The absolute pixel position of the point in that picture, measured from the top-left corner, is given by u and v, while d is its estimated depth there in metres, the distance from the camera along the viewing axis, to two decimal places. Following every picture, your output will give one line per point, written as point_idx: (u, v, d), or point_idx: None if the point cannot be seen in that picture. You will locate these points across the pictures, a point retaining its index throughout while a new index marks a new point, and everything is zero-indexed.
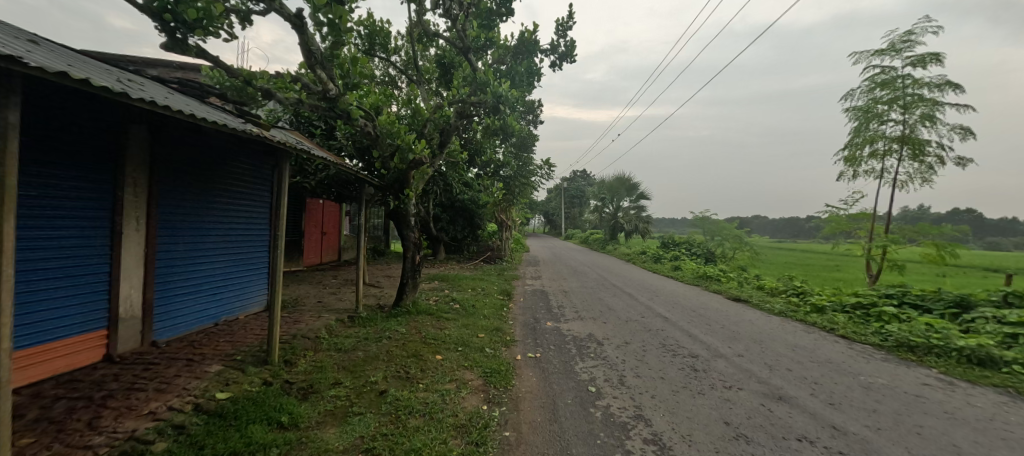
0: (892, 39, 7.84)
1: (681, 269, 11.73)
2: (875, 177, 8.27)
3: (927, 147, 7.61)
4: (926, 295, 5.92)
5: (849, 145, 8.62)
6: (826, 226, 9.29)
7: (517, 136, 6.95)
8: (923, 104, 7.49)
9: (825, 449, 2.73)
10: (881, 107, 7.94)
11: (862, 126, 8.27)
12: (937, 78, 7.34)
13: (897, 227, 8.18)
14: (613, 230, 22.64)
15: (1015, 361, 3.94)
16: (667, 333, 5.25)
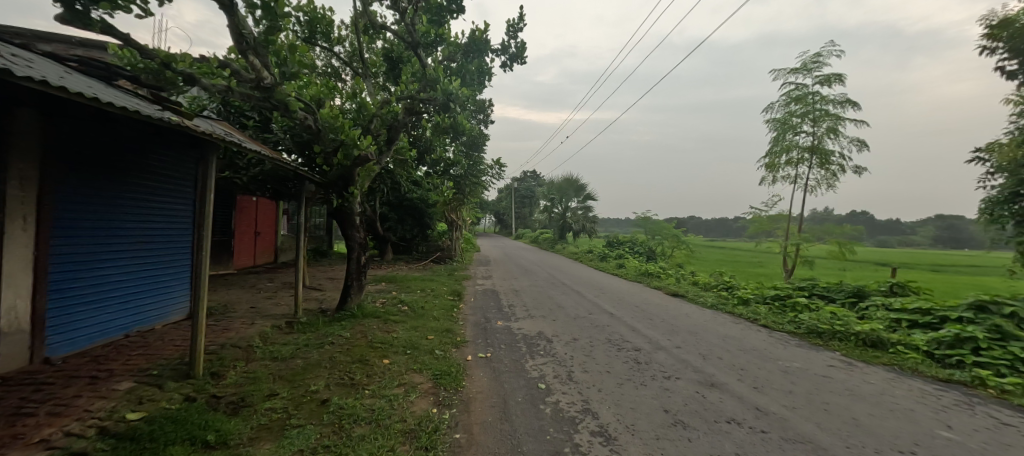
0: (804, 59, 8.80)
1: (626, 267, 12.31)
2: (791, 183, 9.23)
3: (832, 156, 8.64)
4: (830, 287, 6.72)
5: (770, 153, 9.55)
6: (750, 226, 10.20)
7: (468, 135, 6.90)
8: (828, 119, 8.49)
9: (750, 429, 3.00)
10: (796, 120, 8.88)
11: (780, 136, 9.20)
12: (840, 96, 8.35)
13: (808, 227, 9.22)
14: (562, 230, 23.29)
15: (898, 342, 4.59)
16: (612, 328, 5.49)
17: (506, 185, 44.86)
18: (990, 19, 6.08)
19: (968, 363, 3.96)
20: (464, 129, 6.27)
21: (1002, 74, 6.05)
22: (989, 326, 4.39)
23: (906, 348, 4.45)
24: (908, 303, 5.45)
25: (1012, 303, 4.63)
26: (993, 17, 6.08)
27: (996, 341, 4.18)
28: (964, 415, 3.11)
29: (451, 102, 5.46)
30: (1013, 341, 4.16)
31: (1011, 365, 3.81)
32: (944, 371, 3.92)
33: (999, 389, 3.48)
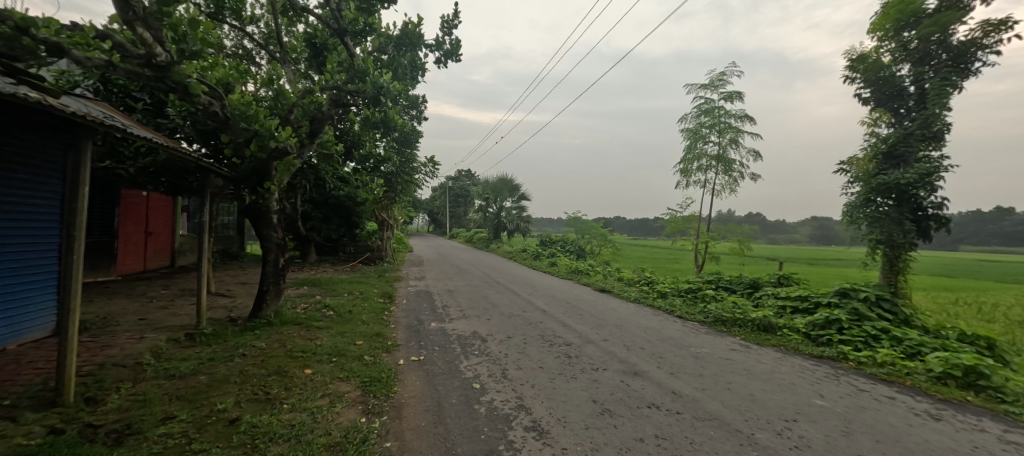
0: (711, 77, 9.84)
1: (558, 265, 12.74)
2: (701, 187, 10.25)
3: (733, 164, 9.76)
4: (732, 279, 7.59)
5: (683, 160, 10.50)
6: (668, 226, 11.06)
7: (400, 130, 6.64)
8: (731, 131, 9.57)
9: (667, 411, 3.26)
10: (705, 130, 9.89)
11: (692, 144, 10.17)
12: (739, 111, 9.46)
13: (715, 226, 10.31)
14: (497, 230, 23.56)
15: (783, 325, 5.32)
16: (545, 325, 5.64)
17: (442, 184, 44.12)
18: (851, 54, 7.33)
19: (835, 341, 4.71)
20: (396, 124, 6.04)
21: (858, 100, 7.32)
22: (849, 309, 5.26)
23: (790, 330, 5.17)
24: (791, 292, 6.34)
25: (865, 290, 5.60)
26: (853, 53, 7.33)
27: (854, 321, 5.03)
28: (832, 385, 3.69)
29: (382, 95, 5.24)
30: (865, 320, 5.04)
31: (864, 340, 4.61)
32: (818, 348, 4.62)
33: (856, 361, 4.19)
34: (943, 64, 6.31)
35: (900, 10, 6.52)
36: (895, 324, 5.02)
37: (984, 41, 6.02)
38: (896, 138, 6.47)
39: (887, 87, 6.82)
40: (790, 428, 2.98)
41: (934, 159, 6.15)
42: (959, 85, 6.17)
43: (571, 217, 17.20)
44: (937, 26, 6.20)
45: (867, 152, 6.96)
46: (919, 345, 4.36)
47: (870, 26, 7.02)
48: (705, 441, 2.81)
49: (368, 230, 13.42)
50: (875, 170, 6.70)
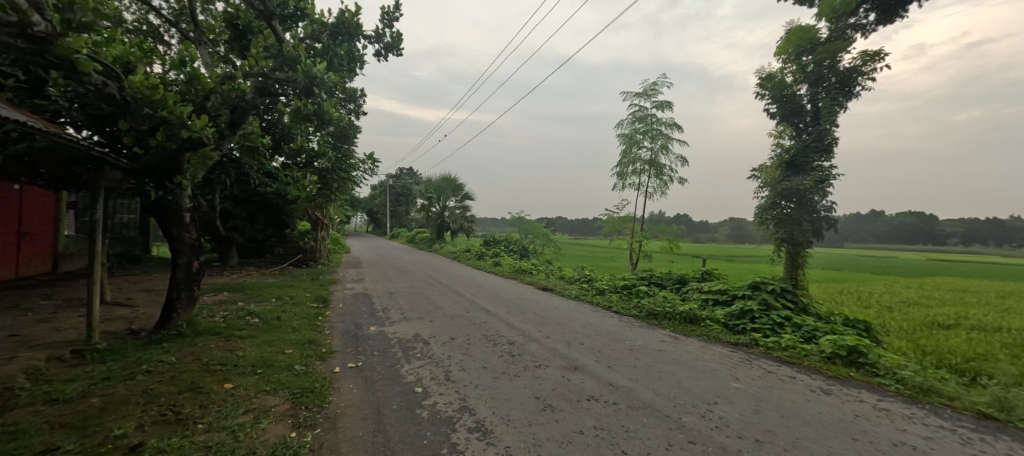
0: (645, 86, 10.49)
1: (502, 265, 12.85)
2: (635, 189, 10.89)
3: (664, 169, 10.50)
4: (662, 276, 8.16)
5: (620, 163, 11.09)
6: (606, 226, 11.60)
7: (336, 125, 6.30)
8: (662, 137, 10.29)
9: (605, 403, 3.41)
10: (639, 136, 10.53)
11: (628, 149, 10.78)
12: (669, 119, 10.20)
13: (648, 226, 11.03)
14: (440, 230, 23.26)
15: (706, 316, 5.81)
16: (489, 325, 5.64)
17: (383, 183, 42.50)
18: (761, 73, 8.22)
19: (748, 329, 5.25)
20: (331, 118, 5.71)
21: (767, 115, 8.23)
22: (759, 300, 5.90)
23: (711, 321, 5.67)
24: (712, 286, 6.95)
25: (772, 282, 6.31)
26: (763, 72, 8.20)
27: (763, 310, 5.65)
28: (745, 368, 4.10)
29: (315, 86, 4.91)
30: (772, 310, 5.67)
31: (771, 327, 5.19)
32: (734, 337, 5.11)
33: (765, 346, 4.70)
34: (832, 87, 7.31)
35: (799, 37, 7.43)
36: (796, 312, 5.71)
37: (864, 69, 7.06)
38: (797, 149, 7.38)
39: (790, 104, 7.73)
40: (711, 410, 3.26)
41: (826, 169, 7.10)
42: (845, 105, 7.19)
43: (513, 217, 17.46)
44: (828, 53, 7.19)
45: (774, 161, 7.84)
46: (813, 330, 5.00)
47: (777, 50, 7.88)
48: (639, 428, 2.98)
49: (300, 230, 12.51)
50: (781, 178, 7.58)
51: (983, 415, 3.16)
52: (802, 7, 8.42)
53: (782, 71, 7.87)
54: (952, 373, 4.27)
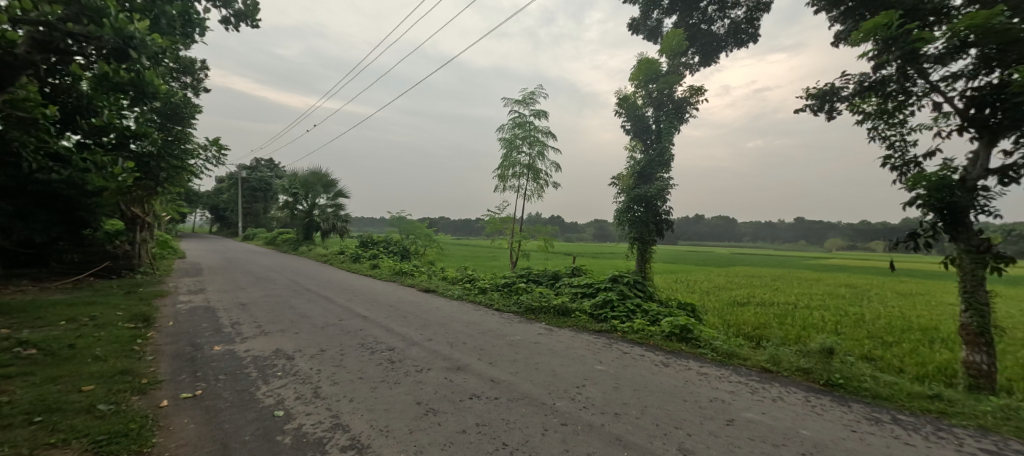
0: (524, 94, 11.16)
1: (381, 267, 12.19)
2: (515, 191, 11.49)
3: (541, 173, 11.32)
4: (539, 273, 8.78)
5: (501, 166, 11.56)
6: (487, 226, 11.95)
7: (164, 99, 5.18)
8: (539, 144, 11.08)
9: (487, 399, 3.49)
10: (519, 141, 11.14)
11: (508, 153, 11.30)
12: (545, 128, 11.05)
13: (527, 226, 11.73)
14: (308, 230, 20.98)
15: (575, 308, 6.44)
16: (367, 332, 5.27)
17: (237, 176, 36.35)
18: (620, 94, 9.54)
19: (609, 317, 5.99)
20: (157, 91, 4.67)
21: (623, 131, 9.57)
22: (617, 291, 6.80)
23: (580, 311, 6.31)
24: (580, 281, 7.74)
25: (627, 275, 7.34)
26: (621, 93, 9.56)
27: (620, 299, 6.53)
28: (607, 351, 4.67)
29: (131, 48, 4.01)
30: (627, 298, 6.60)
31: (626, 314, 6.02)
32: (598, 324, 5.78)
33: (622, 331, 5.43)
34: (670, 112, 8.88)
35: (647, 68, 8.91)
36: (644, 299, 6.75)
37: (690, 100, 8.76)
38: (645, 161, 8.74)
39: (640, 123, 9.13)
40: (580, 393, 3.61)
41: (666, 179, 8.56)
42: (678, 128, 8.80)
43: (394, 217, 16.73)
44: (667, 83, 8.74)
45: (627, 171, 9.14)
46: (656, 314, 5.98)
47: (630, 75, 9.27)
48: (519, 418, 3.12)
49: (107, 229, 10.00)
50: (634, 185, 8.88)
51: (764, 369, 4.20)
52: (649, 43, 10.00)
53: (635, 94, 9.28)
54: (745, 339, 5.59)
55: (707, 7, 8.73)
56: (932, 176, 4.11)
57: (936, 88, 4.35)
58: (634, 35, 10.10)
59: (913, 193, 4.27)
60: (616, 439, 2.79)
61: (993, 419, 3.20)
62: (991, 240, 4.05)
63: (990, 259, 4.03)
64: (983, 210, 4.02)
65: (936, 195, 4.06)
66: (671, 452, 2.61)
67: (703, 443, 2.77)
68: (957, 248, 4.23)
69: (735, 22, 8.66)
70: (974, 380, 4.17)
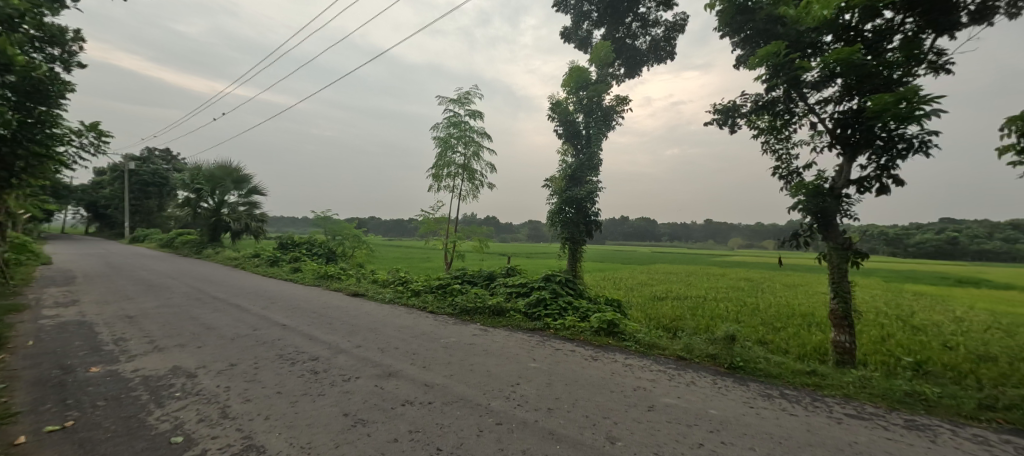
0: (459, 94, 11.09)
1: (305, 271, 11.31)
2: (450, 191, 11.38)
3: (476, 174, 11.34)
4: (474, 273, 8.79)
5: (436, 165, 11.38)
6: (421, 227, 11.71)
7: (19, 72, 4.33)
8: (474, 144, 11.10)
9: (420, 404, 3.38)
10: (454, 141, 11.06)
11: (443, 152, 11.15)
12: (480, 128, 11.09)
13: (462, 227, 11.66)
14: (215, 230, 18.83)
15: (510, 307, 6.53)
16: (286, 342, 4.85)
17: (125, 169, 31.43)
18: (553, 99, 9.90)
19: (542, 315, 6.18)
20: (10, 63, 3.91)
21: (556, 135, 9.93)
22: (550, 289, 7.04)
23: (514, 311, 6.42)
24: (515, 280, 7.88)
25: (559, 274, 7.63)
26: (554, 98, 9.93)
27: (552, 298, 6.77)
28: (540, 349, 4.81)
29: None
30: (559, 296, 6.87)
31: (558, 311, 6.25)
32: (532, 323, 5.92)
33: (554, 328, 5.63)
34: (599, 119, 9.39)
35: (577, 76, 9.33)
36: (575, 297, 7.07)
37: (617, 109, 9.34)
38: (576, 165, 9.16)
39: (571, 128, 9.54)
40: (514, 391, 3.66)
41: (595, 182, 9.03)
42: (606, 134, 9.36)
43: (320, 217, 15.64)
44: (596, 92, 9.24)
45: (560, 173, 9.49)
46: (585, 310, 6.29)
47: (562, 82, 9.65)
48: (453, 422, 3.07)
49: None
50: (565, 187, 9.26)
51: (679, 357, 4.60)
52: (579, 52, 10.48)
53: (567, 100, 9.68)
54: (662, 330, 6.12)
55: (631, 23, 9.51)
56: (810, 185, 4.82)
57: (813, 110, 5.11)
58: (566, 43, 10.52)
59: (796, 199, 4.97)
60: (549, 433, 2.86)
61: (854, 388, 3.84)
62: (851, 239, 4.86)
63: (851, 255, 4.84)
64: (846, 214, 4.81)
65: (812, 201, 4.76)
66: (599, 441, 2.74)
67: (628, 429, 2.95)
68: (827, 246, 5.01)
69: (655, 39, 9.53)
70: (840, 356, 4.97)
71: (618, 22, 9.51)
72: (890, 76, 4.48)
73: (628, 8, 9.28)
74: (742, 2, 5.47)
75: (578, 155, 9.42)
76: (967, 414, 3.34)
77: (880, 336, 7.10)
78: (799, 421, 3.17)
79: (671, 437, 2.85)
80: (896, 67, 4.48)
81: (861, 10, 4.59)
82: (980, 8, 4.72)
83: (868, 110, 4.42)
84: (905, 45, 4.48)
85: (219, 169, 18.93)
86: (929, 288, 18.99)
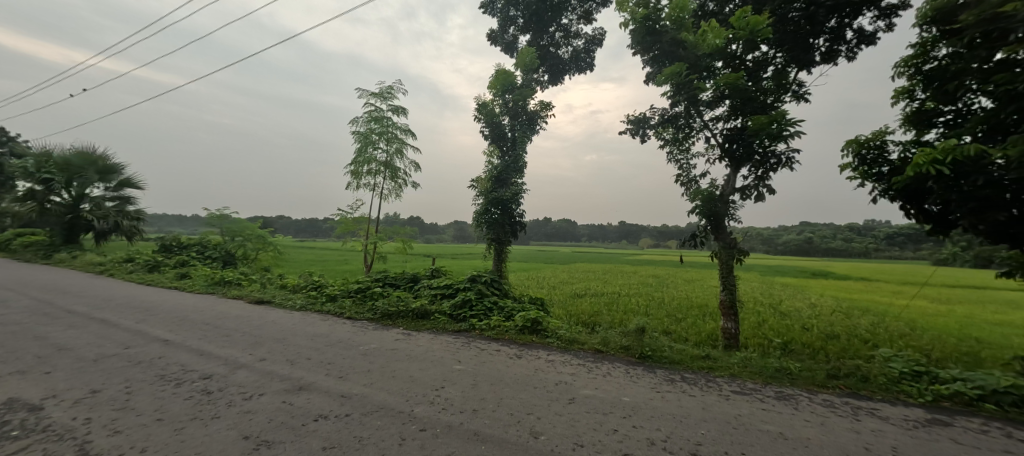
0: (381, 88, 10.63)
1: (195, 278, 9.89)
2: (370, 190, 10.87)
3: (399, 172, 10.95)
4: (397, 276, 8.48)
5: (355, 162, 10.78)
6: (338, 227, 11.02)
7: None
8: (397, 141, 10.70)
9: (336, 418, 3.13)
10: (375, 137, 10.57)
11: (363, 148, 10.59)
12: (404, 125, 10.74)
13: (383, 227, 11.18)
14: (72, 230, 15.66)
15: (434, 309, 6.40)
16: (170, 360, 4.19)
17: None
18: (479, 100, 9.93)
19: (467, 316, 6.15)
20: None
21: (482, 136, 9.99)
22: (475, 290, 7.05)
23: (439, 313, 6.31)
24: (440, 282, 7.75)
25: (485, 275, 7.69)
26: (480, 100, 9.97)
27: (478, 298, 6.79)
28: (465, 350, 4.78)
29: None
30: (484, 297, 6.92)
31: (483, 312, 6.28)
32: (457, 324, 5.87)
33: (479, 329, 5.65)
34: (524, 122, 9.69)
35: (503, 79, 9.50)
36: (500, 297, 7.19)
37: (541, 114, 9.69)
38: (503, 166, 9.31)
39: (497, 129, 9.65)
40: (439, 395, 3.59)
41: (520, 184, 9.27)
42: (531, 137, 9.67)
43: (215, 215, 13.74)
44: (522, 96, 9.48)
45: (486, 174, 9.58)
46: (510, 310, 6.42)
47: (489, 84, 9.73)
48: (373, 432, 2.90)
49: None
50: (491, 188, 9.36)
51: (596, 350, 4.92)
52: (506, 56, 10.66)
53: (493, 102, 9.78)
54: (578, 325, 6.49)
55: (555, 32, 9.95)
56: (704, 191, 5.47)
57: (707, 125, 5.81)
58: (493, 46, 10.64)
59: (693, 204, 5.61)
60: (474, 434, 2.85)
61: (739, 367, 4.43)
62: (735, 239, 5.64)
63: (735, 253, 5.61)
64: (732, 218, 5.55)
65: (706, 206, 5.42)
66: (523, 437, 2.80)
67: (549, 423, 3.06)
68: (718, 245, 5.73)
69: (576, 50, 10.06)
70: (728, 341, 5.73)
71: (542, 31, 9.88)
72: (765, 100, 5.29)
73: (551, 18, 9.69)
74: (651, 24, 6.03)
75: (504, 157, 9.59)
76: (819, 382, 4.05)
77: (757, 321, 8.33)
78: (697, 400, 3.58)
79: (589, 426, 3.02)
80: (769, 94, 5.27)
81: (744, 42, 5.37)
82: (828, 50, 5.78)
83: (749, 128, 5.16)
84: (775, 76, 5.33)
85: (78, 156, 15.74)
86: (793, 280, 22.84)
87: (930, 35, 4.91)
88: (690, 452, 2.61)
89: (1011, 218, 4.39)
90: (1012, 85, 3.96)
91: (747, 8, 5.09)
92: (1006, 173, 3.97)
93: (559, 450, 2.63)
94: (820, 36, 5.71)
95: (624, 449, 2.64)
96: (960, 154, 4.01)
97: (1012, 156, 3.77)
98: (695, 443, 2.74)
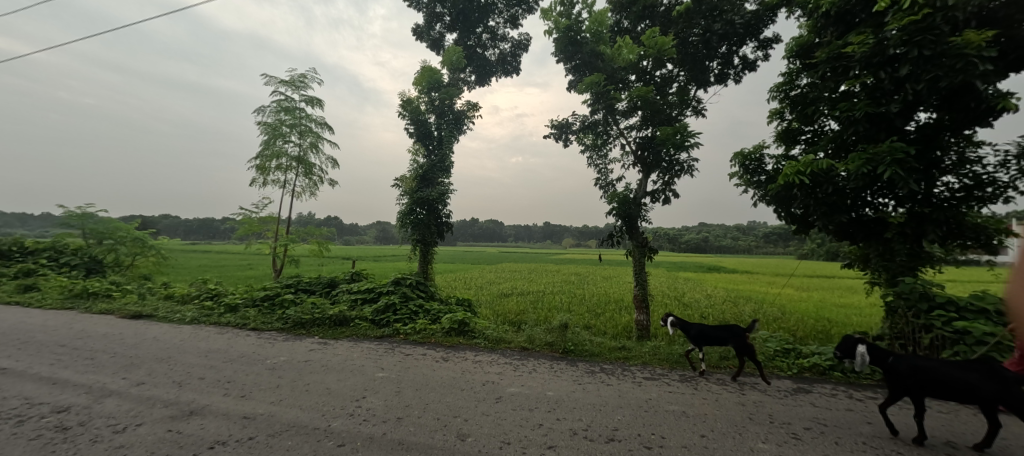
0: (293, 76, 9.76)
1: (44, 291, 8.10)
2: (280, 187, 9.95)
3: (314, 167, 10.15)
4: (311, 281, 7.84)
5: (261, 155, 9.75)
6: (240, 227, 9.90)
7: None
8: (311, 135, 9.89)
9: (234, 443, 2.73)
10: (286, 129, 9.64)
11: (271, 141, 9.62)
12: (319, 118, 9.97)
13: (295, 228, 10.27)
14: None
15: (356, 316, 6.02)
16: (6, 394, 3.36)
17: None
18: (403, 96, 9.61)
19: (391, 320, 5.90)
20: None
21: (408, 134, 9.68)
22: (400, 294, 6.80)
23: (360, 319, 5.97)
24: (361, 286, 7.35)
25: (410, 277, 7.47)
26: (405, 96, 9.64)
27: (402, 302, 6.55)
28: (388, 357, 4.58)
29: None
30: (410, 300, 6.70)
31: (409, 316, 6.08)
32: (379, 331, 5.59)
33: (404, 333, 5.46)
34: (450, 122, 9.61)
35: (428, 77, 9.33)
36: (426, 299, 7.02)
37: (468, 114, 9.66)
38: (429, 165, 9.14)
39: (422, 127, 9.40)
40: (359, 406, 3.38)
41: (445, 184, 9.17)
42: (458, 136, 9.64)
43: (75, 214, 11.33)
44: (448, 95, 9.39)
45: (411, 173, 9.31)
46: (437, 312, 6.31)
47: (414, 81, 9.49)
48: (281, 453, 2.62)
49: None
50: (417, 188, 9.10)
51: (522, 348, 5.03)
52: (432, 52, 10.44)
53: (418, 99, 9.53)
54: (504, 324, 6.56)
55: (482, 34, 9.97)
56: (620, 195, 5.91)
57: (622, 133, 6.29)
58: (419, 41, 10.35)
59: (611, 206, 6.02)
60: (398, 444, 2.72)
61: (649, 356, 4.86)
62: (646, 238, 6.19)
63: (645, 251, 6.19)
64: (644, 219, 6.09)
65: (622, 208, 5.86)
66: (450, 441, 2.76)
67: (477, 424, 3.06)
68: (632, 244, 6.24)
69: (503, 53, 10.21)
70: (640, 331, 6.27)
71: (470, 31, 9.86)
72: (671, 113, 5.89)
73: (479, 19, 9.71)
74: (572, 35, 6.36)
75: (430, 156, 9.41)
76: (713, 364, 4.62)
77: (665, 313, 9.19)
78: (613, 389, 3.84)
79: (515, 422, 3.09)
80: (675, 107, 5.87)
81: (653, 59, 5.92)
82: (721, 73, 6.60)
83: (659, 137, 5.69)
84: (680, 92, 5.95)
85: None
86: (695, 274, 25.75)
87: (795, 66, 5.87)
88: (608, 437, 2.80)
89: (851, 219, 5.41)
90: (851, 112, 4.88)
91: (656, 29, 5.61)
92: (849, 183, 4.87)
93: (487, 450, 2.64)
94: (714, 60, 6.51)
95: (549, 442, 2.74)
96: (817, 166, 4.86)
97: (852, 169, 4.66)
98: (613, 428, 2.95)
